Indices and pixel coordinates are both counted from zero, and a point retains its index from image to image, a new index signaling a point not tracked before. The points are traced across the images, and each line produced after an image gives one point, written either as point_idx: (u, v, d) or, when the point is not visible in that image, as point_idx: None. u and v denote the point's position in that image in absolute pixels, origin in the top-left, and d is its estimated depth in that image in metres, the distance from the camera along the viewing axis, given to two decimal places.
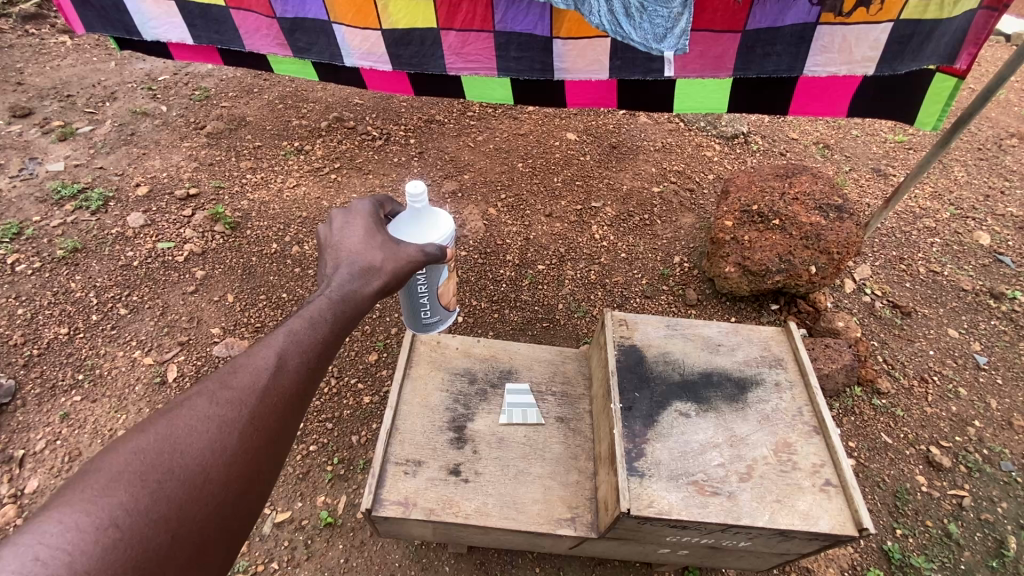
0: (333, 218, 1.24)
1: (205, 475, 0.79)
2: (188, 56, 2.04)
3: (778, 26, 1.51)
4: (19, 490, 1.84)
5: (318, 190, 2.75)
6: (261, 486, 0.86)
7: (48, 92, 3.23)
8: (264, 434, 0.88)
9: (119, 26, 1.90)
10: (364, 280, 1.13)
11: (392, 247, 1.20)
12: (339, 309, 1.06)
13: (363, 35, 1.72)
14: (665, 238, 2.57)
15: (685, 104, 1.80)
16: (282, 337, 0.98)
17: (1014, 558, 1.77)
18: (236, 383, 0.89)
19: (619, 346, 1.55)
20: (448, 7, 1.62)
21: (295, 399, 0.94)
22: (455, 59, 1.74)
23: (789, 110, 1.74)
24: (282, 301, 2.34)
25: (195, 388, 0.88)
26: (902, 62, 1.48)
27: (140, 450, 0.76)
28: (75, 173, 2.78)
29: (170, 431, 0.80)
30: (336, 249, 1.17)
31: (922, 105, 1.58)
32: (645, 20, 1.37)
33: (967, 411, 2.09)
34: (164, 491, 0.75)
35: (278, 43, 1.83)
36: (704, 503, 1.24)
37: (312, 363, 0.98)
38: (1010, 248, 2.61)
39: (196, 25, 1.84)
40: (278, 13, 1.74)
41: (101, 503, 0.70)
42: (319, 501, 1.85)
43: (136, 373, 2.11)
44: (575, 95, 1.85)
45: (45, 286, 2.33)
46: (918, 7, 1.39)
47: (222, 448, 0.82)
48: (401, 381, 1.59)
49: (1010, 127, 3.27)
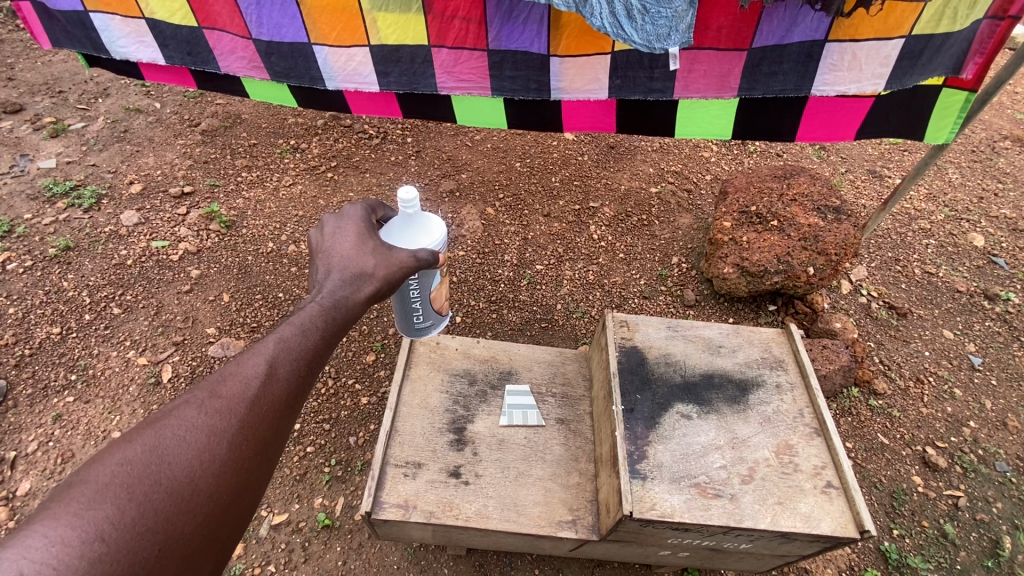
0: (325, 223, 1.20)
1: (193, 487, 0.77)
2: (160, 77, 2.02)
3: (785, 44, 1.50)
4: (11, 492, 1.81)
5: (315, 189, 2.72)
6: (250, 495, 0.85)
7: (39, 88, 3.20)
8: (253, 445, 0.86)
9: (85, 42, 1.87)
10: (355, 286, 1.09)
11: (384, 253, 1.15)
12: (330, 316, 1.03)
13: (347, 56, 1.70)
14: (662, 238, 2.57)
15: (688, 128, 1.80)
16: (271, 344, 0.95)
17: (1008, 558, 1.78)
18: (226, 392, 0.87)
19: (620, 347, 1.55)
20: (440, 24, 1.60)
21: (285, 407, 0.92)
22: (446, 77, 1.73)
23: (795, 136, 1.78)
24: (278, 301, 2.32)
25: (184, 396, 0.85)
26: (912, 76, 1.50)
27: (126, 461, 0.74)
28: (67, 170, 2.74)
29: (157, 442, 0.78)
30: (327, 254, 1.13)
31: (930, 123, 1.68)
32: (647, 21, 1.34)
33: (963, 412, 2.10)
34: (150, 504, 0.73)
35: (254, 66, 1.81)
36: (706, 506, 1.24)
37: (303, 371, 0.96)
38: (1004, 250, 2.63)
39: (168, 46, 1.81)
40: (254, 34, 1.71)
41: (87, 516, 0.68)
42: (317, 504, 1.83)
43: (129, 373, 2.08)
44: (576, 117, 1.88)
45: (36, 284, 2.30)
46: (931, 21, 1.40)
47: (211, 458, 0.81)
48: (401, 382, 1.57)
49: (1003, 130, 3.29)
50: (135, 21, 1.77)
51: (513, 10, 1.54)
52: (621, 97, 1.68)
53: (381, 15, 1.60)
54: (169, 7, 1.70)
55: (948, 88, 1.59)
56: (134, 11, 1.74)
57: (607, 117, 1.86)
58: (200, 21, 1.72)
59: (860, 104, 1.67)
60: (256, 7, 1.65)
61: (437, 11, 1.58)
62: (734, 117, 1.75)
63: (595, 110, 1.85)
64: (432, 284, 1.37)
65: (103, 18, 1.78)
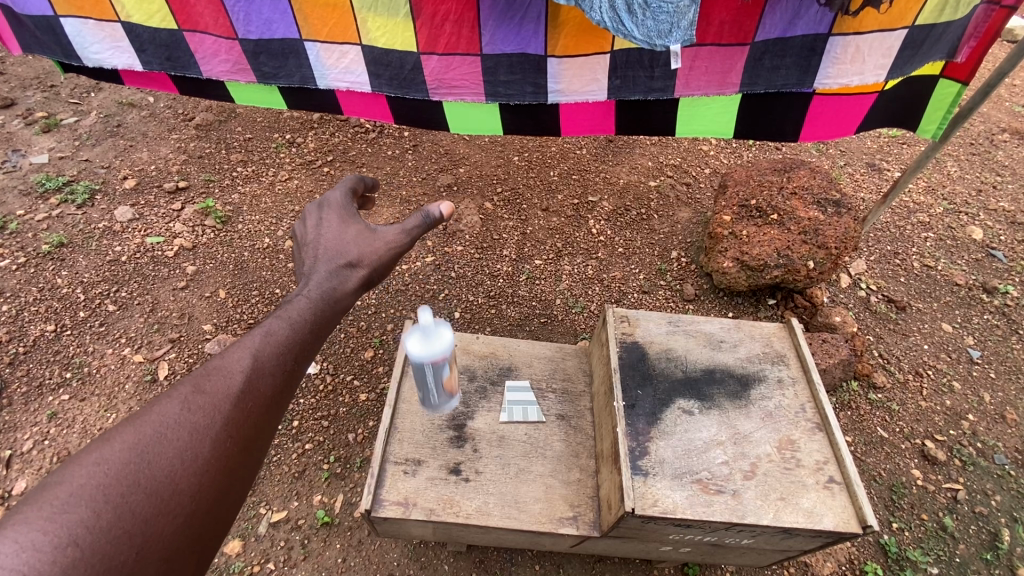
0: (307, 213, 1.23)
1: (174, 487, 0.75)
2: (139, 82, 1.99)
3: (787, 37, 1.48)
4: (7, 491, 1.80)
5: (311, 184, 2.70)
6: (235, 494, 0.83)
7: (30, 82, 3.16)
8: (238, 443, 0.85)
9: (54, 48, 1.82)
10: (343, 277, 1.12)
11: (368, 236, 1.18)
12: (318, 308, 1.06)
13: (339, 52, 1.68)
14: (662, 232, 2.55)
15: (689, 126, 1.79)
16: (258, 338, 0.96)
17: (1007, 551, 1.79)
18: (210, 388, 0.86)
19: (620, 343, 1.54)
20: (430, 30, 1.58)
21: (270, 403, 0.91)
22: (438, 84, 1.71)
23: (800, 136, 1.77)
24: (275, 297, 2.29)
25: (166, 393, 0.84)
26: (913, 64, 1.49)
27: (104, 461, 0.73)
28: (60, 165, 2.71)
29: (137, 440, 0.76)
30: (314, 246, 1.17)
31: (924, 114, 1.71)
32: (647, 17, 1.31)
33: (961, 405, 2.10)
34: (128, 506, 0.71)
35: (239, 68, 1.78)
36: (708, 502, 1.23)
37: (288, 365, 0.96)
38: (1002, 243, 2.62)
39: (146, 50, 1.78)
40: (240, 34, 1.68)
41: (60, 520, 0.67)
42: (316, 501, 1.82)
43: (126, 371, 2.06)
44: (572, 123, 1.86)
45: (30, 281, 2.28)
46: (933, 13, 1.40)
47: (194, 457, 0.79)
48: (399, 378, 1.56)
49: (1002, 122, 3.28)
50: (110, 25, 1.73)
51: (508, 12, 1.51)
52: (621, 97, 1.67)
53: (371, 16, 1.57)
54: (147, 10, 1.67)
55: (945, 79, 1.60)
56: (108, 14, 1.70)
57: (606, 120, 1.84)
58: (181, 23, 1.69)
59: (864, 101, 1.66)
60: (245, 4, 1.61)
61: (427, 16, 1.55)
62: (735, 116, 1.74)
63: (594, 113, 1.82)
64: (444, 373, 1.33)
65: (73, 23, 1.74)
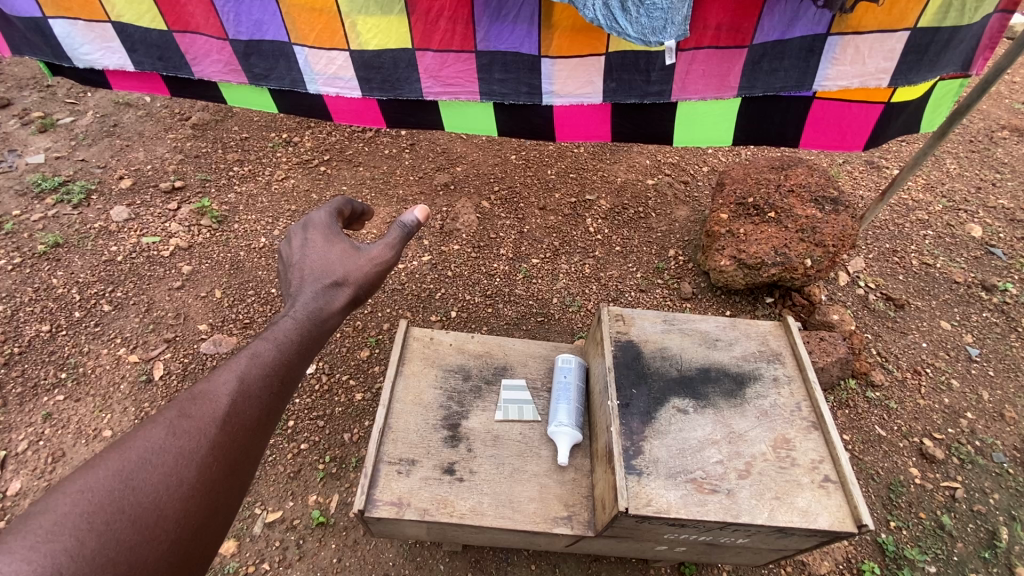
0: (292, 234, 1.22)
1: (160, 513, 0.75)
2: (130, 85, 1.98)
3: (786, 39, 1.47)
4: (2, 491, 1.80)
5: (308, 183, 2.69)
6: (222, 520, 0.82)
7: (26, 82, 3.15)
8: (225, 465, 0.84)
9: (46, 50, 1.83)
10: (330, 297, 1.12)
11: (352, 255, 1.19)
12: (305, 328, 1.05)
13: (327, 59, 1.67)
14: (659, 231, 2.55)
15: (686, 132, 1.78)
16: (245, 360, 0.95)
17: (1005, 550, 1.78)
18: (196, 412, 0.85)
19: (616, 342, 1.53)
20: (424, 26, 1.57)
21: (257, 427, 0.90)
22: (432, 82, 1.71)
23: (801, 141, 1.78)
24: (271, 297, 2.29)
25: (150, 418, 0.83)
26: (919, 72, 1.49)
27: (88, 488, 0.72)
28: (56, 165, 2.71)
29: (121, 466, 0.75)
30: (298, 267, 1.16)
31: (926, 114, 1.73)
32: (642, 13, 1.29)
33: (960, 403, 2.10)
34: (112, 533, 0.70)
35: (230, 69, 1.78)
36: (702, 501, 1.23)
37: (275, 386, 0.96)
38: (1001, 240, 2.61)
39: (131, 56, 1.77)
40: (231, 35, 1.68)
41: (43, 550, 0.66)
42: (311, 501, 1.81)
43: (121, 371, 2.06)
44: (568, 126, 1.85)
45: (25, 282, 2.28)
46: (937, 15, 1.38)
47: (179, 481, 0.78)
48: (393, 378, 1.55)
49: (1002, 119, 3.26)
50: (99, 26, 1.72)
51: (502, 11, 1.50)
52: (616, 100, 1.66)
53: (361, 19, 1.57)
54: (138, 10, 1.66)
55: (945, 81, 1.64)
56: (99, 14, 1.69)
57: (604, 123, 1.83)
58: (171, 24, 1.68)
59: (868, 110, 1.66)
60: (233, 5, 1.61)
61: (420, 13, 1.54)
62: (733, 122, 1.74)
63: (591, 117, 1.82)
64: (572, 412, 1.48)
65: (63, 24, 1.74)
